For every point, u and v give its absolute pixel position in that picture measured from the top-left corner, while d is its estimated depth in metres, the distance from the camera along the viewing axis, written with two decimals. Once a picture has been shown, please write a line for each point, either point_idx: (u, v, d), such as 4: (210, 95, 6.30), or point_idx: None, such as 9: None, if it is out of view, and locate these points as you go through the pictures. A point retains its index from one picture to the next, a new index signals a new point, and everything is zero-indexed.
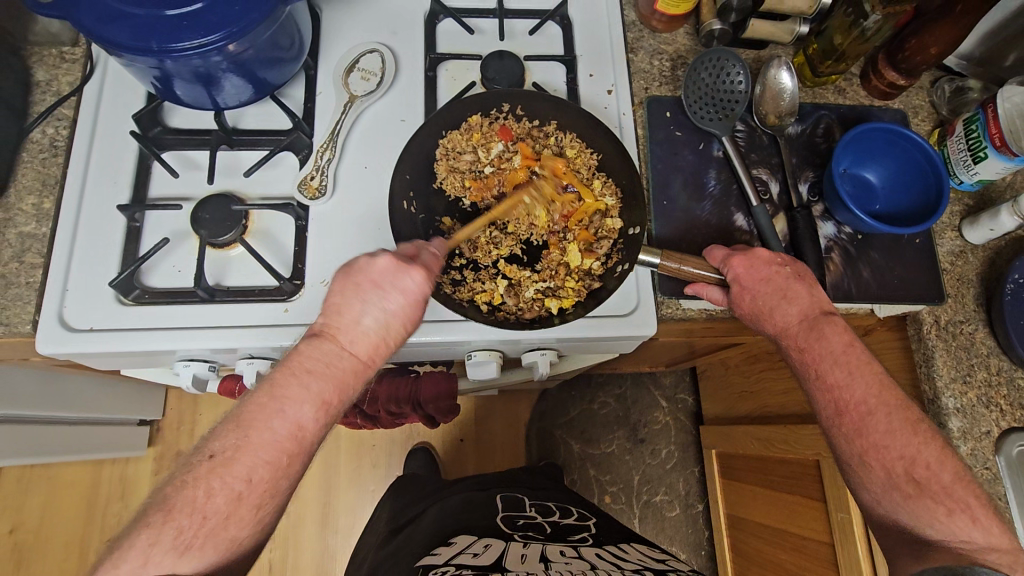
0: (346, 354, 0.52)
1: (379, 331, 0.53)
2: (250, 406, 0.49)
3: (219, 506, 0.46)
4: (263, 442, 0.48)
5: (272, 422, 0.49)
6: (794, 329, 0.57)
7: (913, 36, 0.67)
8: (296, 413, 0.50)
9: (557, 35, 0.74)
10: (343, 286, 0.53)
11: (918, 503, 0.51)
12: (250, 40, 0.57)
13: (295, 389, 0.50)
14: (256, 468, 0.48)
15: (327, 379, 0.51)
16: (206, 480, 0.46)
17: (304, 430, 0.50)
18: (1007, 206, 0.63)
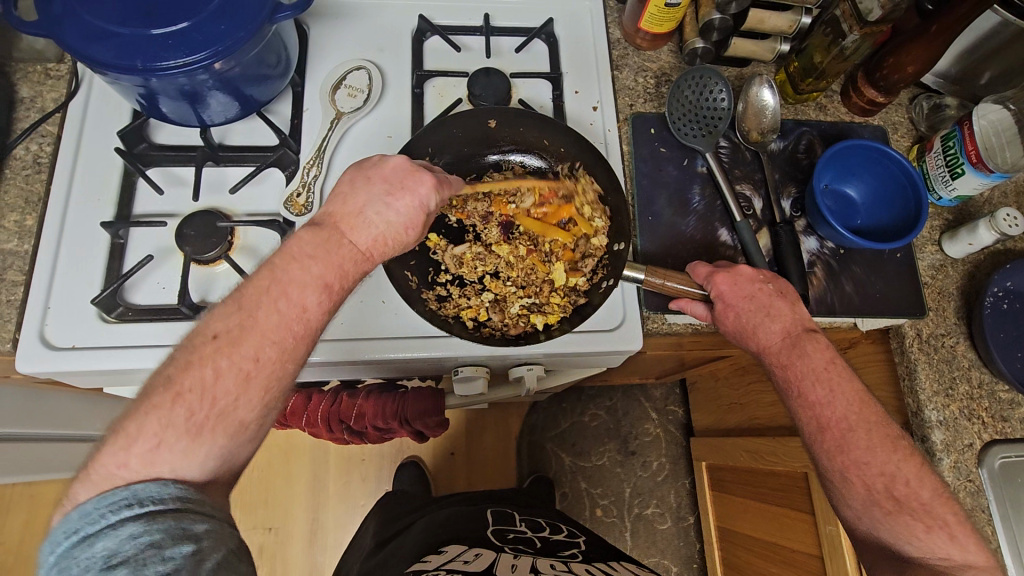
0: (346, 243, 0.50)
1: (380, 224, 0.51)
2: (252, 288, 0.47)
3: (228, 388, 0.44)
4: (270, 324, 0.46)
5: (278, 303, 0.46)
6: (777, 346, 0.58)
7: (890, 54, 0.68)
8: (297, 288, 0.47)
9: (544, 53, 0.75)
10: (354, 178, 0.53)
11: (897, 519, 0.52)
12: (236, 59, 0.58)
13: (297, 274, 0.47)
14: (264, 348, 0.45)
15: (327, 262, 0.49)
16: (213, 360, 0.44)
17: (308, 313, 0.47)
18: (985, 222, 0.64)
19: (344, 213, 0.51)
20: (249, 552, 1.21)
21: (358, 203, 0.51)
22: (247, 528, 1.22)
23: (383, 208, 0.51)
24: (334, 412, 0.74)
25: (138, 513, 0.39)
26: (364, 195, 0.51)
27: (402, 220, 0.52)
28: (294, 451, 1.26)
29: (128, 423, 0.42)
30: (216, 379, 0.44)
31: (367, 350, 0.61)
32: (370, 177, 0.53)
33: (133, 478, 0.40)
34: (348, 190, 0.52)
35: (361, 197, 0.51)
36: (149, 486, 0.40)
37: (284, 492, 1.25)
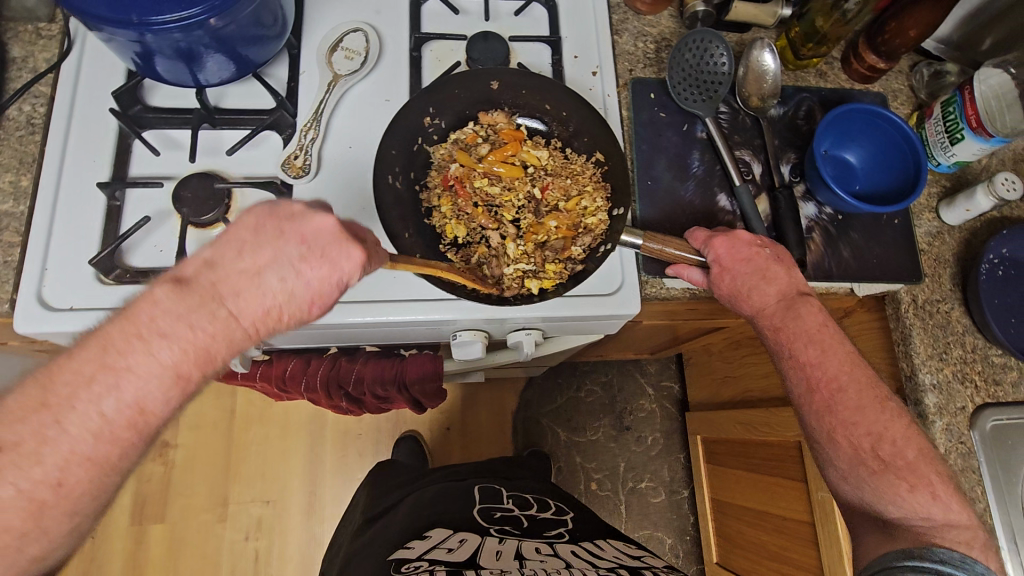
0: (223, 312, 0.44)
1: (273, 298, 0.45)
2: (68, 376, 0.42)
3: (79, 476, 0.42)
4: (80, 428, 0.42)
5: (103, 402, 0.42)
6: (772, 309, 0.58)
7: (893, 18, 0.68)
8: (137, 389, 0.43)
9: (542, 17, 0.74)
10: (262, 225, 0.45)
11: (882, 478, 0.53)
12: (232, 15, 0.56)
13: (128, 377, 0.43)
14: (74, 461, 0.42)
15: (185, 347, 0.43)
16: (1, 476, 0.39)
17: (146, 411, 0.43)
18: (983, 186, 0.65)
19: (124, 333, 0.43)
20: (247, 524, 1.22)
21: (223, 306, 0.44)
22: (245, 501, 1.23)
23: (227, 314, 0.44)
24: (333, 376, 0.74)
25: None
26: (162, 308, 0.43)
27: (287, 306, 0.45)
28: (293, 424, 1.27)
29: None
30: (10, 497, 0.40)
31: (363, 314, 0.61)
32: (171, 290, 0.43)
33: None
34: (207, 287, 0.44)
35: (217, 296, 0.44)
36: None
37: (281, 466, 1.25)
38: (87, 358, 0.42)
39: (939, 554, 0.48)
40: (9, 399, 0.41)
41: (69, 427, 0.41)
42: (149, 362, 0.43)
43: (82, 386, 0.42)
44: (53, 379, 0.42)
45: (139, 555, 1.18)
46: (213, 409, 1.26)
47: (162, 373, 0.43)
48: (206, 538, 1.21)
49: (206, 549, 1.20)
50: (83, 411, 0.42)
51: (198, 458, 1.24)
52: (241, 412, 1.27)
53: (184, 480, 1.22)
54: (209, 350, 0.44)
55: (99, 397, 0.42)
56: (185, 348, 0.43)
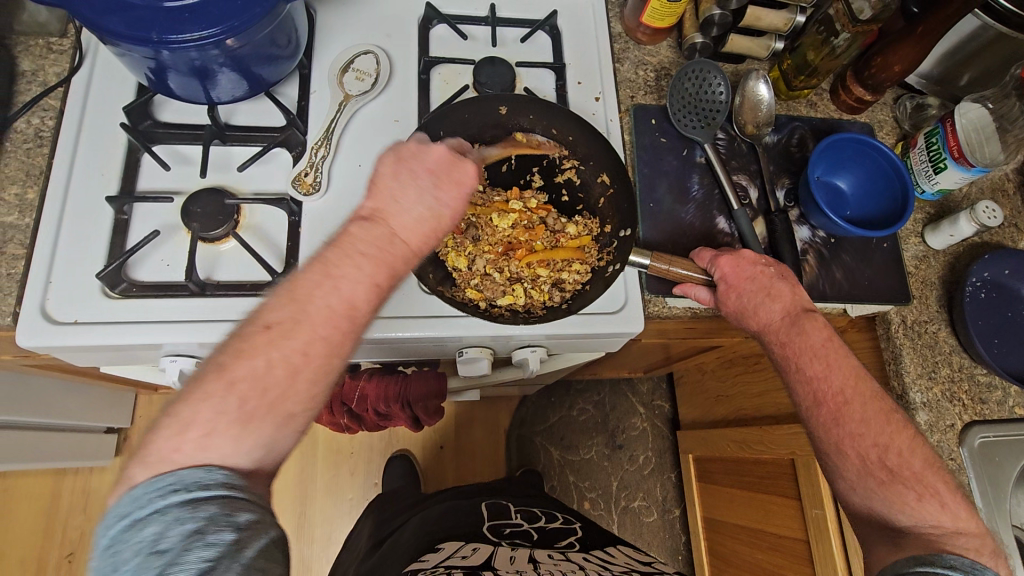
0: (398, 240, 0.51)
1: (428, 219, 0.52)
2: (305, 280, 0.47)
3: (319, 351, 0.46)
4: (320, 317, 0.46)
5: (328, 299, 0.47)
6: (777, 325, 0.60)
7: (878, 54, 0.72)
8: (349, 290, 0.47)
9: (547, 44, 0.77)
10: (397, 169, 0.53)
11: (890, 488, 0.55)
12: (248, 36, 0.57)
13: (350, 269, 0.48)
14: (313, 344, 0.46)
15: (378, 261, 0.49)
16: (266, 351, 0.44)
17: (357, 310, 0.48)
18: (966, 214, 0.68)
19: (336, 255, 0.48)
20: None
21: (400, 205, 0.52)
22: None
23: (402, 241, 0.51)
24: (336, 394, 0.74)
25: (183, 498, 0.39)
26: (358, 237, 0.49)
27: (430, 227, 0.52)
28: None
29: (181, 408, 0.42)
30: (267, 367, 0.44)
31: (372, 329, 0.61)
32: (365, 225, 0.50)
33: (187, 458, 0.41)
34: (384, 218, 0.51)
35: (389, 216, 0.51)
36: (195, 471, 0.40)
37: (271, 486, 1.23)
38: (314, 271, 0.47)
39: (948, 559, 0.49)
40: (267, 299, 0.47)
41: (308, 329, 0.46)
42: (358, 273, 0.48)
43: (318, 284, 0.47)
44: (296, 289, 0.47)
45: None
46: None
47: (366, 281, 0.48)
48: None
49: None
50: (314, 318, 0.46)
51: None
52: None
53: None
54: (395, 267, 0.50)
55: (329, 297, 0.47)
56: (378, 262, 0.49)
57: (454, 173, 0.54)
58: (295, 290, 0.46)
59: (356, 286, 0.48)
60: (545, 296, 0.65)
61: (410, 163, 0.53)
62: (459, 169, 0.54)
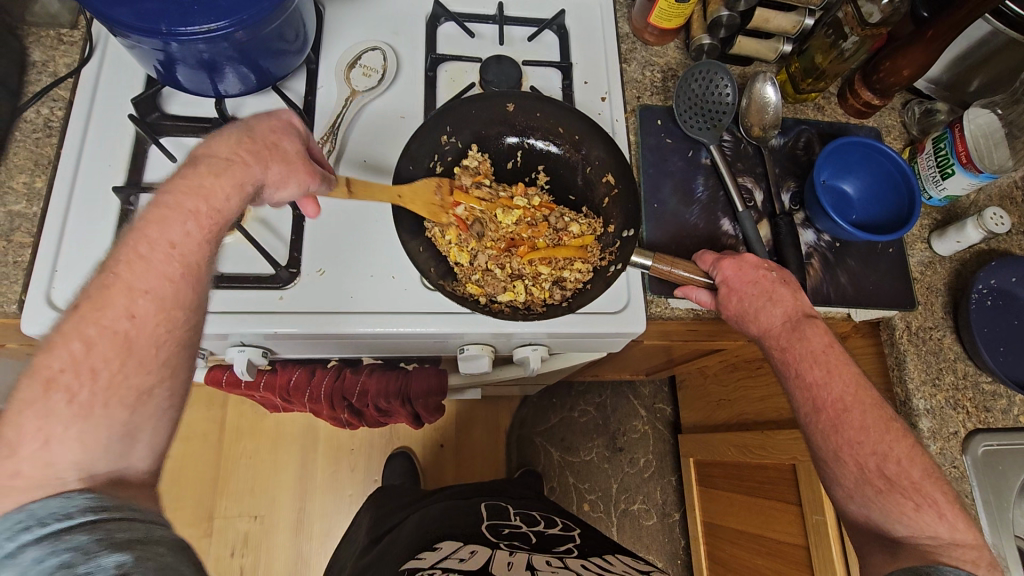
0: (238, 189, 0.49)
1: (261, 164, 0.51)
2: (122, 253, 0.45)
3: (151, 315, 0.44)
4: (143, 280, 0.44)
5: (155, 260, 0.45)
6: (778, 330, 0.60)
7: (887, 58, 0.71)
8: (172, 244, 0.46)
9: (554, 43, 0.77)
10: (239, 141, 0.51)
11: (888, 497, 0.54)
12: (257, 30, 0.58)
13: (173, 228, 0.46)
14: (143, 307, 0.44)
15: (201, 215, 0.47)
16: (79, 331, 0.41)
17: (190, 260, 0.46)
18: (973, 220, 0.67)
19: (157, 223, 0.46)
20: (234, 539, 1.20)
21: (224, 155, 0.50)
22: (232, 516, 1.21)
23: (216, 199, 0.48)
24: (337, 388, 0.74)
25: (37, 533, 0.36)
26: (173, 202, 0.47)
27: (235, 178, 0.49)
28: (283, 438, 1.26)
29: (6, 428, 0.39)
30: (87, 349, 0.41)
31: (374, 324, 0.61)
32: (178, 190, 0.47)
33: (34, 496, 0.37)
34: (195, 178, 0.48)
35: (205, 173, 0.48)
36: (49, 502, 0.37)
37: (272, 480, 1.23)
38: (137, 241, 0.45)
39: (943, 569, 0.49)
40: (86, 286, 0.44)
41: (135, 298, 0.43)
42: (164, 235, 0.46)
43: (132, 258, 0.44)
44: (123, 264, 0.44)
45: None
46: (203, 420, 1.24)
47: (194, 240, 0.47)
48: None
49: None
50: (140, 286, 0.44)
51: (186, 471, 1.21)
52: (230, 425, 1.25)
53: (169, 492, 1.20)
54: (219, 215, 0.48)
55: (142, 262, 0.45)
56: (195, 220, 0.47)
57: (273, 122, 0.54)
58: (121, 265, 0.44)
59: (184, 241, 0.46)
60: (546, 293, 0.64)
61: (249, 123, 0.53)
62: (272, 121, 0.54)
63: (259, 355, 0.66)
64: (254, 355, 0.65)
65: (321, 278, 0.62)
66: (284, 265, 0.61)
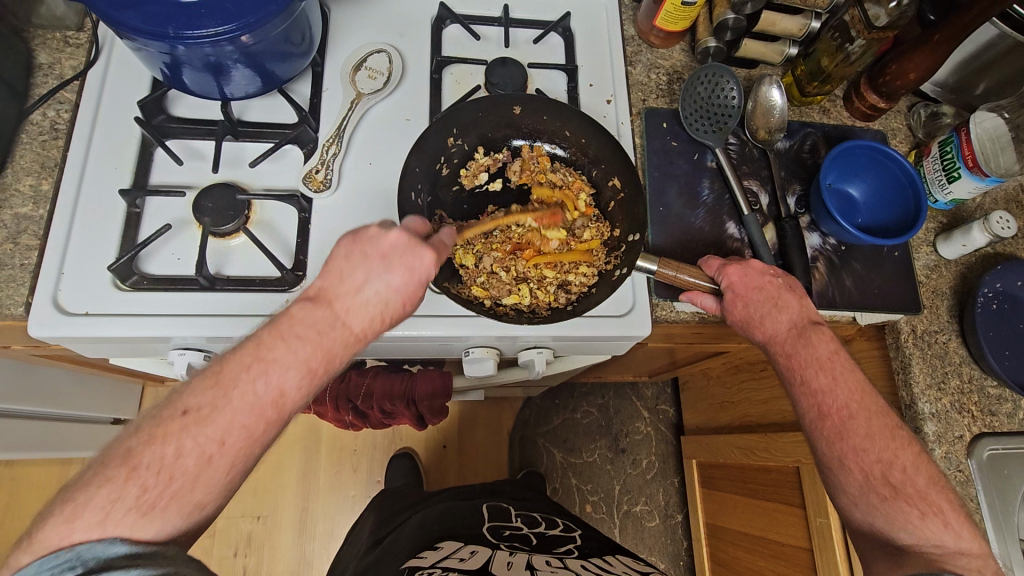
0: (340, 324, 0.51)
1: (372, 305, 0.52)
2: (233, 364, 0.47)
3: (236, 439, 0.46)
4: (242, 404, 0.46)
5: (257, 384, 0.47)
6: (783, 336, 0.60)
7: (893, 61, 0.71)
8: (280, 378, 0.48)
9: (559, 46, 0.77)
10: (350, 251, 0.53)
11: (893, 505, 0.54)
12: (263, 32, 0.58)
13: (283, 353, 0.49)
14: (231, 432, 0.46)
15: (314, 347, 0.50)
16: (178, 438, 0.44)
17: (286, 397, 0.48)
18: (979, 224, 0.67)
19: (269, 342, 0.49)
20: (236, 540, 1.20)
21: (348, 281, 0.52)
22: (235, 516, 1.21)
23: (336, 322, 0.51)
24: (342, 390, 0.74)
25: (82, 574, 0.38)
26: (298, 321, 0.50)
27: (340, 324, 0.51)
28: (286, 439, 1.26)
29: (77, 494, 0.41)
30: (176, 455, 0.44)
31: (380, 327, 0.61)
32: (305, 306, 0.51)
33: (82, 539, 0.39)
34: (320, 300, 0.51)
35: (330, 301, 0.52)
36: (95, 546, 0.39)
37: (274, 481, 1.24)
38: (247, 357, 0.48)
39: None
40: (191, 381, 0.47)
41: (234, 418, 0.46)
42: (282, 364, 0.48)
43: (243, 370, 0.47)
44: (223, 377, 0.47)
45: None
46: None
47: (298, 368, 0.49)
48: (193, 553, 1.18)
49: None
50: (235, 405, 0.46)
51: None
52: None
53: None
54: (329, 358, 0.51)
55: (250, 379, 0.47)
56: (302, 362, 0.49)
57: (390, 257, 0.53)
58: (222, 378, 0.47)
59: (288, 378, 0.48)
60: (550, 297, 0.64)
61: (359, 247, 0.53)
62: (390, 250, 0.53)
63: None
64: None
65: None
66: (290, 268, 0.61)
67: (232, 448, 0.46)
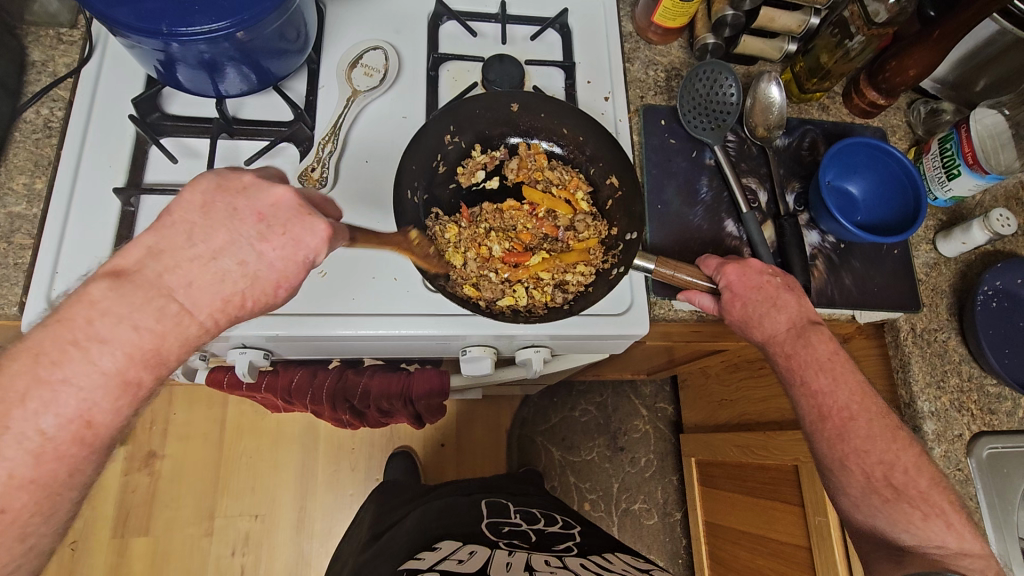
0: (175, 305, 0.42)
1: (231, 282, 0.43)
2: (8, 380, 0.40)
3: (44, 467, 0.41)
4: (36, 430, 0.40)
5: (55, 404, 0.40)
6: (782, 336, 0.59)
7: (893, 58, 0.71)
8: (87, 381, 0.41)
9: (556, 43, 0.76)
10: (210, 203, 0.44)
11: (895, 506, 0.55)
12: (258, 30, 0.57)
13: (96, 348, 0.41)
14: (41, 464, 0.40)
15: (149, 333, 0.42)
16: None
17: (99, 409, 0.42)
18: (979, 221, 0.67)
19: (57, 339, 0.40)
20: (235, 539, 1.20)
21: (212, 244, 0.43)
22: (233, 514, 1.21)
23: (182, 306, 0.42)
24: (340, 389, 0.73)
25: None
26: (103, 306, 0.41)
27: (198, 298, 0.43)
28: (284, 437, 1.26)
29: None
30: None
31: (376, 326, 0.61)
32: (112, 284, 0.41)
33: None
34: (155, 276, 0.42)
35: (167, 279, 0.42)
36: None
37: (272, 479, 1.23)
38: (21, 368, 0.40)
39: None
40: None
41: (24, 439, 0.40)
42: (90, 363, 0.41)
43: (20, 395, 0.39)
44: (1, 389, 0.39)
45: (121, 568, 1.16)
46: (204, 419, 1.24)
47: (109, 371, 0.41)
48: (191, 552, 1.18)
49: (190, 563, 1.17)
50: (35, 429, 0.40)
51: (187, 470, 1.21)
52: (231, 424, 1.25)
53: (171, 491, 1.20)
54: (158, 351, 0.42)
55: (54, 397, 0.40)
56: (129, 349, 0.42)
57: (281, 221, 0.45)
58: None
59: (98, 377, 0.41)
60: (548, 296, 0.64)
61: (228, 200, 0.44)
62: (281, 215, 0.45)
63: (261, 356, 0.66)
64: (256, 356, 0.65)
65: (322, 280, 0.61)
66: None
67: (45, 475, 0.41)
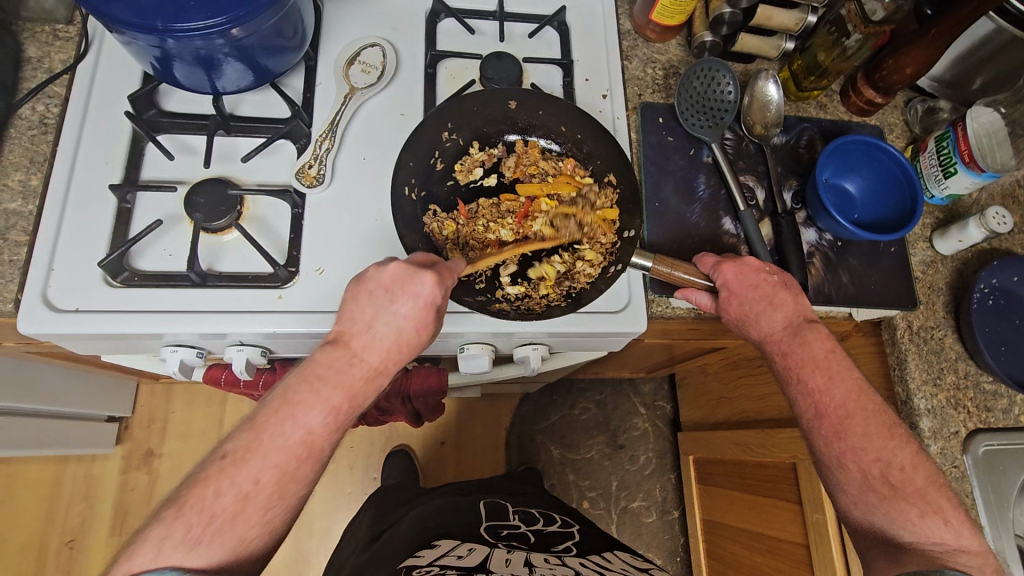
0: (359, 361, 0.52)
1: (389, 337, 0.53)
2: (264, 412, 0.50)
3: (269, 477, 0.48)
4: (275, 446, 0.49)
5: (286, 427, 0.49)
6: (778, 334, 0.60)
7: (890, 57, 0.71)
8: (306, 419, 0.50)
9: (555, 40, 0.76)
10: (355, 293, 0.53)
11: (892, 504, 0.54)
12: (254, 26, 0.57)
13: (307, 396, 0.50)
14: (264, 470, 0.48)
15: (336, 386, 0.51)
16: (216, 480, 0.47)
17: (314, 436, 0.50)
18: (976, 219, 0.67)
19: (290, 393, 0.51)
20: None
21: (364, 318, 0.53)
22: None
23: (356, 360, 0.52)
24: None
25: None
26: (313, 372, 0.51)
27: (360, 359, 0.52)
28: None
29: (151, 527, 0.45)
30: (241, 495, 0.47)
31: None
32: (325, 352, 0.52)
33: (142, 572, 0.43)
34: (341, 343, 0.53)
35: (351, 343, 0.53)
36: None
37: None
38: (271, 407, 0.50)
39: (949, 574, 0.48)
40: (236, 430, 0.50)
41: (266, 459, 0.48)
42: (309, 411, 0.50)
43: (274, 415, 0.50)
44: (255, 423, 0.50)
45: None
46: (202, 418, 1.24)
47: (324, 413, 0.51)
48: None
49: None
50: (273, 451, 0.49)
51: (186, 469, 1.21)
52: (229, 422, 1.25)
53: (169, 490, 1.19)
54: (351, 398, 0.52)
55: (281, 430, 0.49)
56: (328, 405, 0.51)
57: (401, 283, 0.52)
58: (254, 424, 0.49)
59: (315, 416, 0.50)
60: (545, 293, 0.64)
61: (369, 283, 0.53)
62: (401, 277, 0.52)
63: (258, 354, 0.65)
64: (253, 354, 0.64)
65: (320, 277, 0.62)
66: (283, 264, 0.61)
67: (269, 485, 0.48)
